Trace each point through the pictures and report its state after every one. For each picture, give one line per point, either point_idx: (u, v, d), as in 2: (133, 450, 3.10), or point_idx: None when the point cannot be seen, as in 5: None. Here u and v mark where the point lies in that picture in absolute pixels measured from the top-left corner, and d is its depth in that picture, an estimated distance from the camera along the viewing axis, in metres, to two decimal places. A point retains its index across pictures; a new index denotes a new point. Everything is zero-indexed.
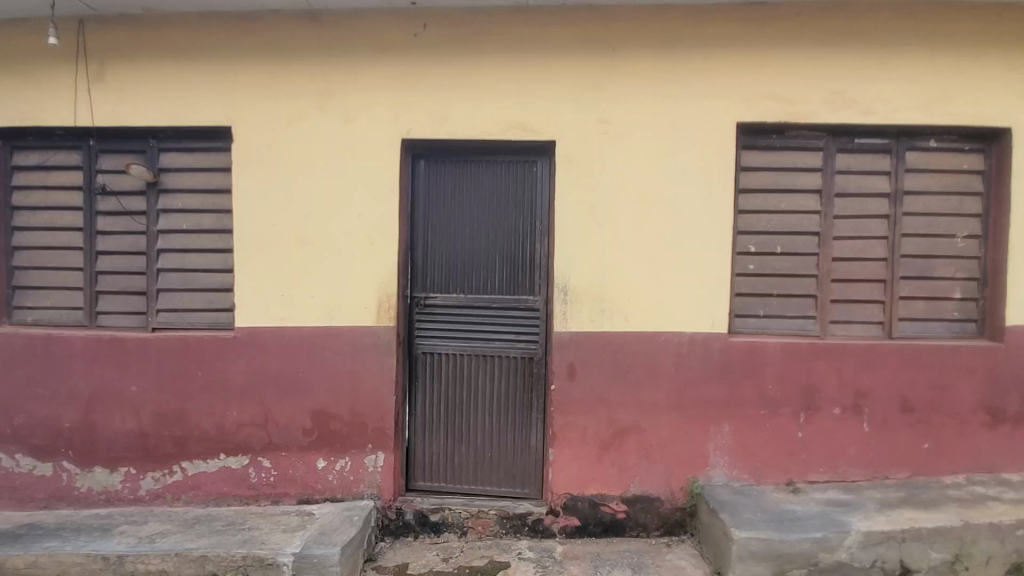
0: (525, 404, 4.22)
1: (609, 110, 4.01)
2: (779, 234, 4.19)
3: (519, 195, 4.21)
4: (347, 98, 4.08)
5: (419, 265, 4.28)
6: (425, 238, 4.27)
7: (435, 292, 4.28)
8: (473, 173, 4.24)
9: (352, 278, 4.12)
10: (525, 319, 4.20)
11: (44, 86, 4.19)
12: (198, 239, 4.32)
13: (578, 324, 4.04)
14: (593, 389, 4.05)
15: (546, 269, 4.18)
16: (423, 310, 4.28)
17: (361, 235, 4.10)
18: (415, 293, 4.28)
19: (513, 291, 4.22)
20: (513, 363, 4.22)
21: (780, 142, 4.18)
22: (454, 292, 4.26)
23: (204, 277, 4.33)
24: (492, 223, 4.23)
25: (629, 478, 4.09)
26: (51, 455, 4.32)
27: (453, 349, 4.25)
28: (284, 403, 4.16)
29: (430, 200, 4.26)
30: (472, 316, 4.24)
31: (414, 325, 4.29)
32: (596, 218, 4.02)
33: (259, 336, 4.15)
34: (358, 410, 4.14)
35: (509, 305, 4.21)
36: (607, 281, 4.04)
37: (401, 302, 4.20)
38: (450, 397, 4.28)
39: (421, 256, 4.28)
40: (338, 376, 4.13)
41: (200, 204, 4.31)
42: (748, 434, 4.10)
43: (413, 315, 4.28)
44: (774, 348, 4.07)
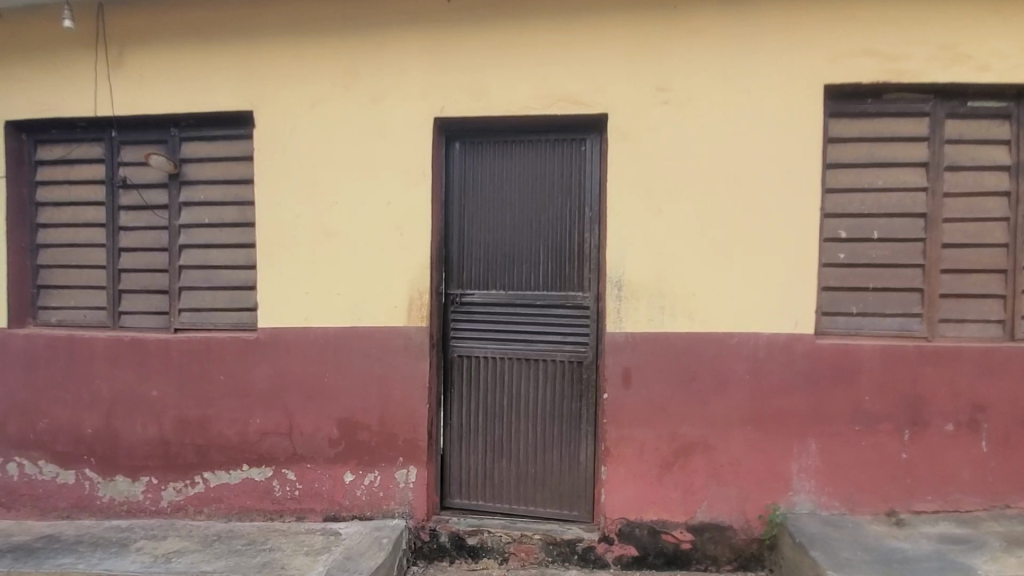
0: (573, 415, 3.73)
1: (668, 76, 3.48)
2: (875, 217, 3.53)
3: (565, 178, 3.73)
4: (373, 75, 3.70)
5: (453, 259, 3.86)
6: (459, 229, 3.84)
7: (471, 287, 3.84)
8: (513, 155, 3.79)
9: (380, 274, 3.73)
10: (574, 318, 3.71)
11: (66, 76, 4.04)
12: (219, 234, 4.01)
13: (635, 323, 3.51)
14: (651, 399, 3.51)
15: (596, 261, 3.68)
16: (459, 308, 3.85)
17: (390, 227, 3.71)
18: (450, 290, 3.86)
19: (559, 286, 3.74)
20: (559, 368, 3.73)
21: (876, 107, 3.53)
22: (492, 288, 3.82)
23: (225, 274, 4.01)
24: (534, 210, 3.77)
25: (696, 502, 3.52)
26: (74, 462, 4.16)
27: (492, 352, 3.80)
28: (309, 411, 3.81)
29: (465, 186, 3.83)
30: (512, 315, 3.79)
31: (449, 325, 3.86)
32: (654, 201, 3.48)
33: (282, 337, 3.82)
34: (388, 419, 3.74)
35: (554, 302, 3.73)
36: (667, 275, 3.49)
37: (436, 300, 3.79)
38: (489, 406, 3.83)
39: (456, 249, 3.85)
40: (366, 382, 3.75)
41: (222, 195, 4.01)
42: (841, 455, 3.45)
43: (447, 315, 3.86)
44: (872, 352, 3.41)
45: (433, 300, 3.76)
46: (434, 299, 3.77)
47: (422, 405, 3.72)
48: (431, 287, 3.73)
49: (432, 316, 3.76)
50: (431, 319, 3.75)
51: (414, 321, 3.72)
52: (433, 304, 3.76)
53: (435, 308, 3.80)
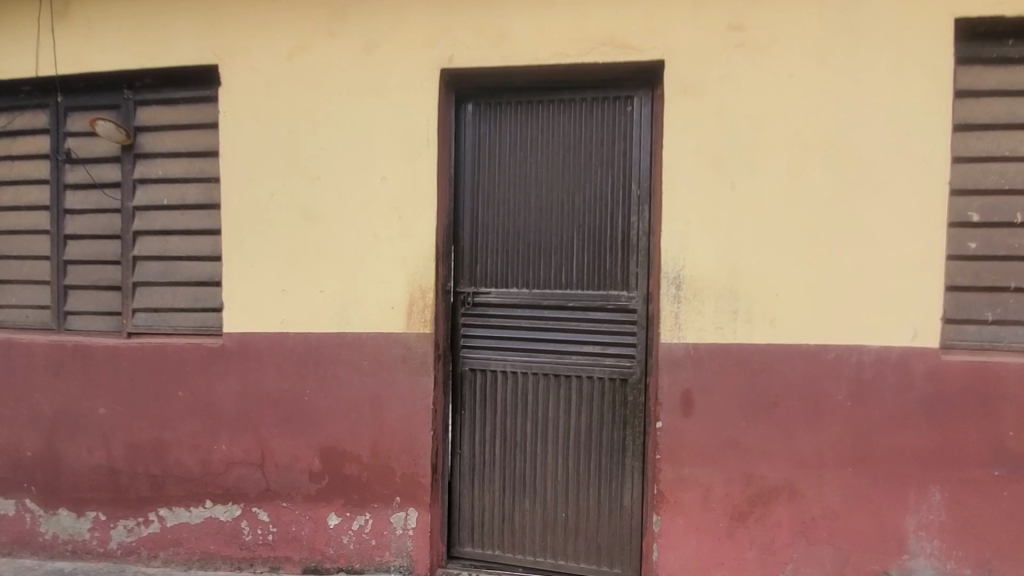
0: (616, 447, 2.94)
1: (744, 10, 2.67)
2: (1017, 194, 2.69)
3: (605, 146, 2.94)
4: (365, 17, 2.95)
5: (464, 250, 3.09)
6: (472, 211, 3.07)
7: (487, 285, 3.07)
8: (539, 119, 3.01)
9: (373, 267, 2.97)
10: (617, 325, 2.92)
11: (6, 31, 3.39)
12: (180, 217, 3.29)
13: (698, 332, 2.71)
14: (719, 431, 2.71)
15: (645, 252, 2.88)
16: (471, 310, 3.08)
17: (385, 208, 2.94)
18: (460, 288, 3.09)
19: (598, 284, 2.95)
20: (597, 388, 2.95)
21: (1019, 50, 2.68)
22: (513, 285, 3.04)
23: (187, 267, 3.27)
24: (566, 187, 2.98)
25: (777, 565, 2.71)
26: (12, 491, 3.48)
27: (512, 366, 3.03)
28: (285, 436, 3.06)
29: (479, 159, 3.06)
30: (538, 320, 3.01)
31: (460, 331, 3.09)
32: (724, 173, 2.68)
33: (252, 346, 3.07)
34: (382, 448, 2.98)
35: (591, 304, 2.95)
36: (741, 269, 2.68)
37: (443, 301, 3.02)
38: (508, 433, 3.06)
39: (467, 238, 3.08)
40: (356, 402, 2.99)
41: (184, 171, 3.28)
42: (972, 507, 2.62)
43: (457, 319, 3.09)
44: (1019, 372, 2.56)
45: (440, 301, 3.00)
46: (441, 299, 3.00)
47: (425, 433, 2.95)
48: (437, 284, 2.96)
49: (438, 321, 2.99)
50: (437, 325, 2.98)
51: (416, 327, 2.95)
52: (439, 306, 2.99)
53: (442, 311, 3.03)
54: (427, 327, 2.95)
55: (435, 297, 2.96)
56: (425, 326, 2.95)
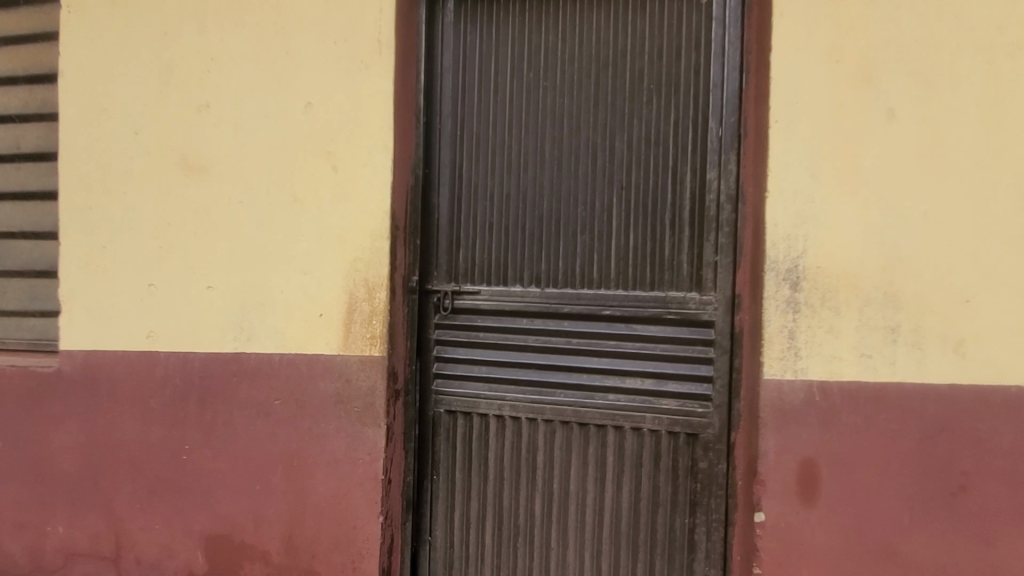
0: (678, 544, 1.81)
1: None
2: None
3: (665, 61, 1.83)
4: None
5: (438, 225, 1.96)
6: (452, 165, 1.96)
7: (473, 281, 1.95)
8: (558, 19, 1.90)
9: (290, 250, 1.84)
10: (682, 349, 1.80)
11: None
12: (13, 174, 2.17)
13: (828, 362, 1.60)
14: (862, 531, 1.60)
15: (730, 229, 1.76)
16: (448, 321, 1.95)
17: (314, 156, 1.83)
18: (431, 286, 1.96)
19: (650, 280, 1.84)
20: (649, 448, 1.83)
21: None
22: (513, 282, 1.93)
23: (21, 249, 2.16)
24: (600, 127, 1.87)
25: None
26: None
27: (512, 409, 1.92)
28: (151, 517, 1.94)
29: (463, 83, 1.95)
30: (554, 337, 1.90)
31: (431, 354, 1.96)
32: (873, 95, 1.60)
33: (105, 372, 1.96)
34: (300, 542, 1.84)
35: (640, 313, 1.83)
36: (904, 255, 1.58)
37: (403, 307, 1.89)
38: (503, 515, 1.93)
39: (444, 208, 1.96)
40: (259, 467, 1.86)
41: (21, 105, 2.18)
42: None
43: (425, 335, 1.96)
44: None
45: (398, 307, 1.87)
46: (400, 304, 1.88)
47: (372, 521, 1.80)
48: (394, 280, 1.84)
49: (395, 339, 1.85)
50: (395, 346, 1.85)
51: (357, 347, 1.82)
52: (397, 315, 1.86)
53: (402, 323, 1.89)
54: (377, 348, 1.82)
55: (391, 300, 1.83)
56: (373, 347, 1.82)
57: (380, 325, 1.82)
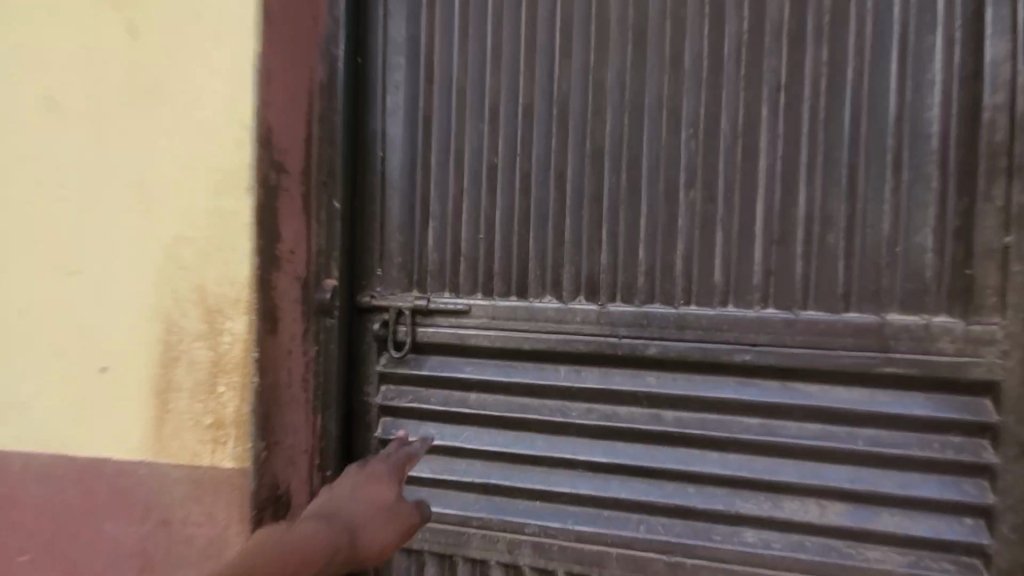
0: None
1: None
2: None
3: None
4: None
5: (385, 172, 0.95)
6: (411, 46, 0.94)
7: (456, 289, 0.95)
8: None
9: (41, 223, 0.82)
10: (917, 444, 0.81)
11: None
12: None
13: None
14: None
15: None
16: (405, 371, 0.96)
17: (92, 6, 0.81)
18: (367, 300, 0.96)
19: (845, 290, 0.83)
20: None
21: None
22: (539, 292, 0.92)
23: None
24: None
25: None
26: None
27: (535, 555, 0.92)
28: None
29: None
30: (626, 409, 0.90)
31: (370, 438, 0.96)
32: None
33: None
34: None
35: (820, 362, 0.83)
36: None
37: (313, 348, 0.86)
38: None
39: (397, 135, 0.94)
40: None
41: None
42: None
43: (357, 399, 0.97)
44: None
45: (291, 351, 0.82)
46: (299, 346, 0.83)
47: (317, 537, 0.68)
48: (274, 294, 0.78)
49: (279, 427, 0.80)
50: (277, 444, 0.79)
51: (184, 448, 0.77)
52: (285, 372, 0.80)
53: (302, 386, 0.84)
54: (227, 454, 0.76)
55: (266, 339, 0.77)
56: (218, 454, 0.76)
57: (237, 402, 0.76)
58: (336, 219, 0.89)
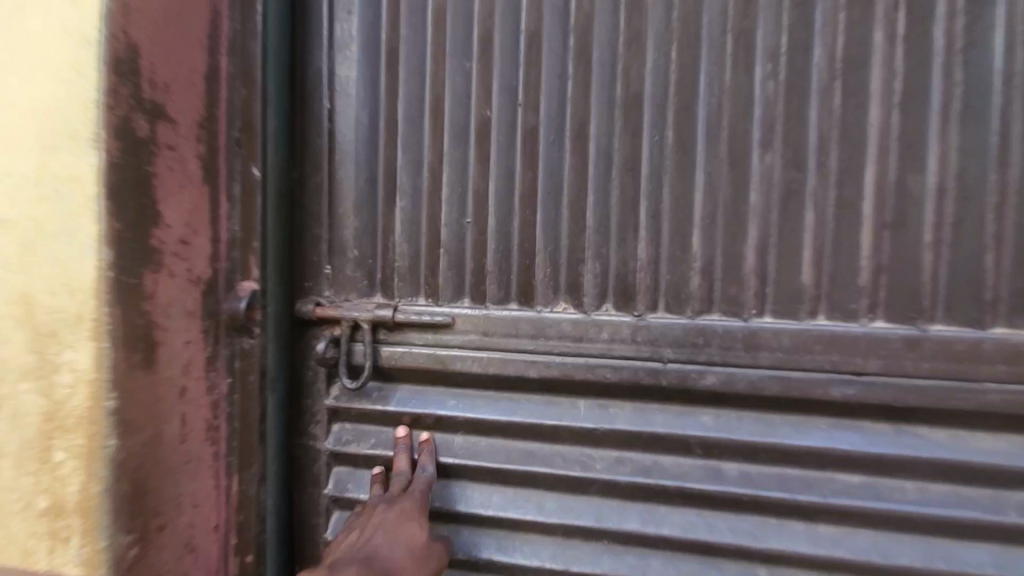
0: None
1: None
2: None
3: None
4: None
5: (332, 131, 0.69)
6: None
7: (435, 296, 0.68)
8: None
9: None
10: None
11: None
12: None
13: None
14: None
15: None
16: (363, 409, 0.70)
17: None
18: (309, 309, 0.69)
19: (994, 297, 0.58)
20: None
21: None
22: (551, 300, 0.67)
23: None
24: None
25: None
26: None
27: None
28: None
29: None
30: (673, 460, 0.65)
31: (313, 494, 0.71)
32: None
33: None
34: None
35: (955, 399, 0.58)
36: None
37: (225, 384, 0.61)
38: None
39: (351, 81, 0.68)
40: None
41: None
42: None
43: (303, 449, 0.71)
44: None
45: (184, 390, 0.57)
46: (200, 382, 0.58)
47: None
48: (149, 307, 0.53)
49: (164, 503, 0.55)
50: (156, 532, 0.55)
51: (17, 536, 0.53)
52: (174, 419, 0.56)
53: (207, 439, 0.60)
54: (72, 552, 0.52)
55: (135, 377, 0.52)
56: (60, 555, 0.52)
57: (84, 477, 0.51)
58: (255, 194, 0.63)
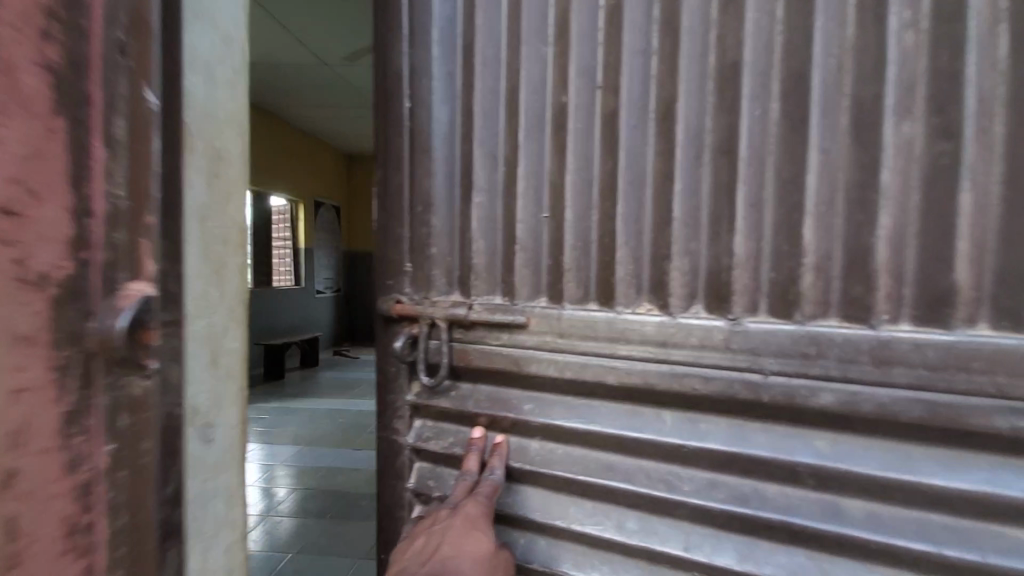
0: None
1: None
2: None
3: None
4: None
5: (420, 134, 0.74)
6: None
7: (509, 294, 0.69)
8: None
9: None
10: None
11: None
12: None
13: None
14: None
15: None
16: (437, 403, 0.75)
17: None
18: (392, 308, 0.76)
19: None
20: None
21: None
22: (631, 303, 0.62)
23: None
24: None
25: None
26: None
27: None
28: None
29: None
30: (780, 491, 0.55)
31: (397, 475, 0.78)
32: None
33: None
34: None
35: None
36: None
37: (102, 455, 0.39)
38: None
39: (433, 88, 0.73)
40: None
41: None
42: None
43: (389, 436, 0.79)
44: None
45: (9, 480, 0.33)
46: (48, 457, 0.35)
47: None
48: None
49: None
50: None
51: None
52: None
53: (70, 550, 0.37)
54: None
55: None
56: None
57: None
58: (151, 132, 0.42)
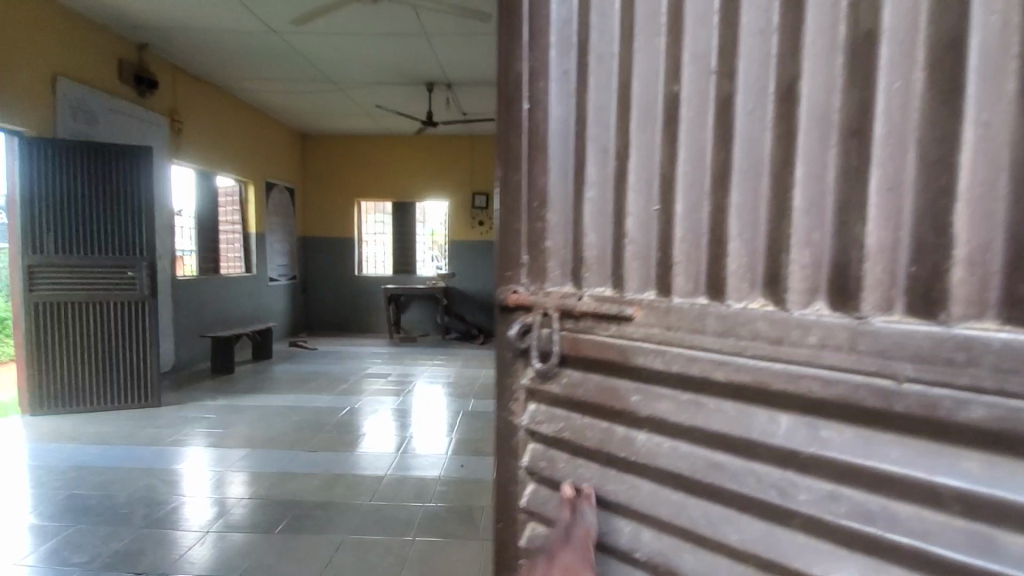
0: None
1: None
2: None
3: None
4: None
5: (535, 135, 0.68)
6: None
7: (626, 281, 0.61)
8: None
9: None
10: None
11: None
12: None
13: None
14: None
15: None
16: (551, 395, 0.67)
17: None
18: (507, 297, 0.70)
19: None
20: None
21: None
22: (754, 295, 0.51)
23: None
24: None
25: None
26: None
27: None
28: None
29: None
30: (913, 518, 0.42)
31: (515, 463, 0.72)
32: None
33: None
34: None
35: None
36: None
37: None
38: None
39: (549, 87, 0.67)
40: None
41: None
42: None
43: (504, 418, 0.73)
44: None
45: None
46: None
47: None
48: None
49: None
50: None
51: None
52: None
53: None
54: None
55: None
56: None
57: None
58: None
